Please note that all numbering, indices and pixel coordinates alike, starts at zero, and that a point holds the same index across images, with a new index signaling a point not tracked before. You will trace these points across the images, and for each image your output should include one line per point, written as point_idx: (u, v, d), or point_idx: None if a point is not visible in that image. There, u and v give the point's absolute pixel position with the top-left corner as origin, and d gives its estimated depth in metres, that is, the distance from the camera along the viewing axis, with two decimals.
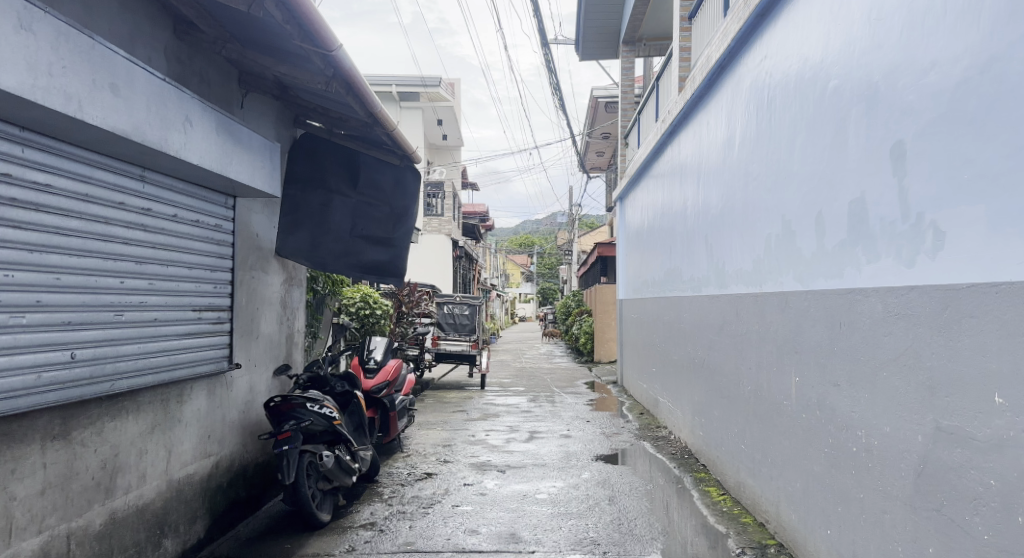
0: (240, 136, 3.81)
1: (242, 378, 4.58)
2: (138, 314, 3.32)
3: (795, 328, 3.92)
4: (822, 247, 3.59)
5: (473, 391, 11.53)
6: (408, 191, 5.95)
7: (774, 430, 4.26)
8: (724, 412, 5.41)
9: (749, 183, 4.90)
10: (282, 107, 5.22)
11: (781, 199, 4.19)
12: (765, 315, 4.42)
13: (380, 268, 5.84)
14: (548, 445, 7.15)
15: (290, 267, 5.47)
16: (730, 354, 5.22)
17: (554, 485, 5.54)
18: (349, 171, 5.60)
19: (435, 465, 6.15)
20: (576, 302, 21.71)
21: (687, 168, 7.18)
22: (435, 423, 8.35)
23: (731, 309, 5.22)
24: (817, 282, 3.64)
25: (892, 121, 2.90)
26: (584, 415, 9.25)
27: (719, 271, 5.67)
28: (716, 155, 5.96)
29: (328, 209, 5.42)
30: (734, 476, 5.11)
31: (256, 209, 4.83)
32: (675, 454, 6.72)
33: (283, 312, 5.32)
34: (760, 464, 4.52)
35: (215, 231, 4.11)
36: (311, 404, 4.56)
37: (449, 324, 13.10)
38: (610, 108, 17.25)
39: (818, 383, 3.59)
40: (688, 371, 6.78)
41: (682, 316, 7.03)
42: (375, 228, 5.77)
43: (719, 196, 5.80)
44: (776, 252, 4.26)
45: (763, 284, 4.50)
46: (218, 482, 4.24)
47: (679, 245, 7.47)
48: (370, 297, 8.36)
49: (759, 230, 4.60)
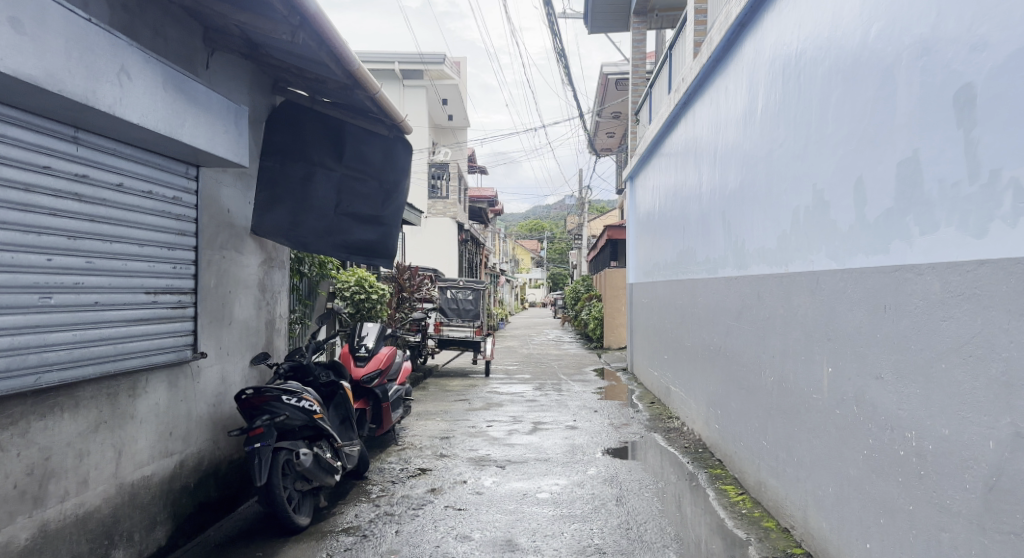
0: (195, 95, 3.37)
1: (211, 368, 4.18)
2: (71, 297, 2.95)
3: (828, 313, 3.43)
4: (862, 218, 3.08)
5: (477, 378, 11.12)
6: (400, 164, 5.43)
7: (801, 428, 3.79)
8: (743, 404, 4.95)
9: (773, 151, 4.38)
10: (258, 71, 4.77)
11: (812, 166, 3.68)
12: (792, 298, 3.93)
13: (368, 249, 5.38)
14: (551, 437, 6.71)
15: (270, 248, 5.03)
16: (750, 341, 4.74)
17: (557, 483, 5.11)
18: (334, 144, 5.15)
19: (430, 461, 5.73)
20: (586, 287, 21.19)
21: (702, 142, 6.63)
22: (435, 413, 7.95)
23: (752, 292, 4.73)
24: (856, 258, 3.14)
25: (960, 59, 2.37)
26: (592, 404, 8.80)
27: (739, 250, 5.16)
28: (735, 124, 5.44)
29: (310, 183, 4.99)
30: (754, 475, 4.65)
31: (227, 182, 4.40)
32: (688, 448, 6.26)
33: (261, 296, 4.90)
34: (784, 462, 4.06)
35: (173, 204, 3.69)
36: (289, 397, 4.14)
37: (451, 309, 12.67)
38: (620, 85, 16.67)
39: (856, 378, 3.11)
40: (702, 358, 6.30)
41: (697, 299, 6.55)
42: (363, 206, 5.31)
43: (738, 168, 5.29)
44: (805, 226, 3.77)
45: (790, 263, 4.00)
46: (183, 483, 3.85)
47: (694, 224, 6.94)
48: (366, 280, 7.89)
49: (785, 204, 4.10)
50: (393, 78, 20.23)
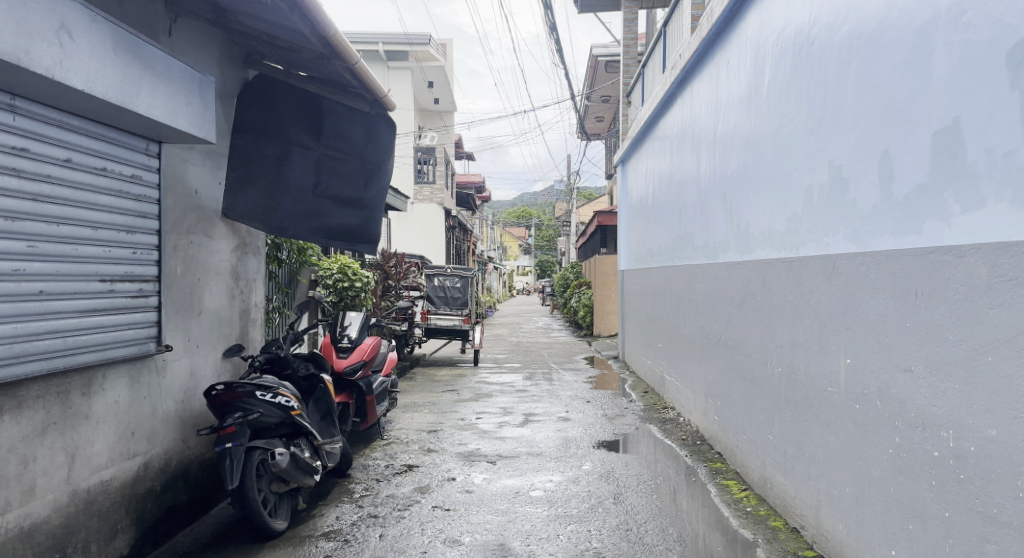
0: (153, 62, 3.03)
1: (178, 362, 3.86)
2: (11, 285, 2.62)
3: (846, 300, 3.18)
4: (889, 195, 2.83)
5: (465, 368, 10.84)
6: (383, 143, 5.10)
7: (813, 422, 3.56)
8: (746, 395, 4.72)
9: (780, 127, 4.12)
10: (227, 42, 4.41)
11: (827, 142, 3.42)
12: (803, 284, 3.69)
13: (350, 234, 5.03)
14: (544, 430, 6.45)
15: (243, 233, 4.71)
16: (755, 330, 4.50)
17: (551, 479, 4.85)
18: (312, 120, 4.82)
19: (417, 456, 5.45)
20: (576, 275, 20.94)
21: (700, 122, 6.35)
22: (422, 405, 7.66)
23: (756, 277, 4.49)
24: (880, 238, 2.89)
25: (1013, 14, 2.11)
26: (584, 394, 8.55)
27: (742, 234, 4.91)
28: (737, 101, 5.17)
29: (286, 163, 4.66)
30: (759, 470, 4.43)
31: (194, 160, 4.05)
32: (685, 440, 6.02)
33: (234, 284, 4.58)
34: (793, 458, 3.83)
35: (133, 183, 3.34)
36: (263, 393, 3.85)
37: (439, 297, 12.36)
38: (610, 67, 16.32)
39: (880, 371, 2.86)
40: (700, 347, 6.06)
41: (694, 286, 6.31)
42: (343, 188, 4.97)
43: (740, 148, 5.02)
44: (819, 207, 3.52)
45: (801, 247, 3.76)
46: (148, 487, 3.54)
47: (691, 209, 6.68)
48: (350, 267, 7.54)
49: (796, 184, 3.84)
50: (377, 59, 19.75)
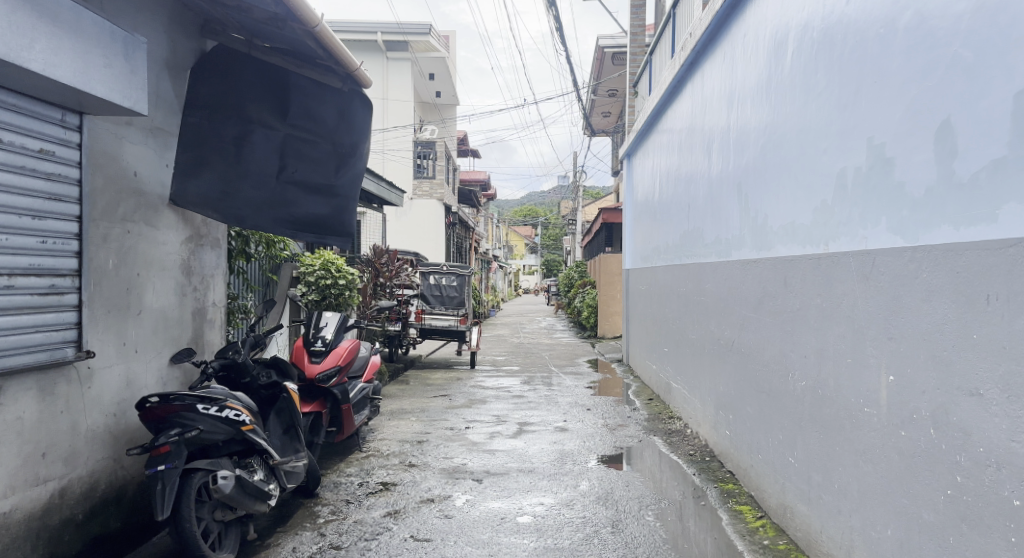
0: (50, 10, 2.55)
1: (109, 370, 3.36)
2: None
3: (890, 304, 2.63)
4: (949, 175, 2.28)
5: (461, 371, 10.30)
6: (357, 122, 4.65)
7: (846, 449, 3.01)
8: (762, 409, 4.18)
9: (806, 102, 3.57)
10: (176, 6, 3.91)
11: (866, 116, 2.87)
12: (833, 285, 3.14)
13: (320, 224, 4.53)
14: (538, 442, 5.92)
15: (197, 222, 4.21)
16: (773, 338, 3.95)
17: (541, 502, 4.33)
18: (276, 96, 4.30)
19: (395, 472, 4.92)
20: (580, 274, 20.38)
21: (712, 107, 5.79)
22: (410, 412, 7.13)
23: (775, 277, 3.95)
24: (937, 229, 2.35)
25: None
26: (584, 401, 8.01)
27: (759, 229, 4.37)
28: (754, 79, 4.62)
29: (244, 144, 4.15)
30: (777, 495, 3.88)
31: (132, 138, 3.56)
32: (693, 456, 5.47)
33: (185, 280, 4.08)
34: (819, 487, 3.29)
35: (39, 158, 2.87)
36: (205, 406, 3.34)
37: (434, 296, 11.74)
38: (617, 59, 15.78)
39: (934, 392, 2.32)
40: (710, 354, 5.51)
41: (704, 286, 5.76)
42: (312, 173, 4.48)
43: (758, 131, 4.47)
44: (855, 194, 2.97)
45: (832, 240, 3.21)
46: (67, 516, 3.04)
47: (701, 203, 6.12)
48: (333, 264, 7.01)
49: (825, 168, 3.29)
50: (376, 49, 19.38)
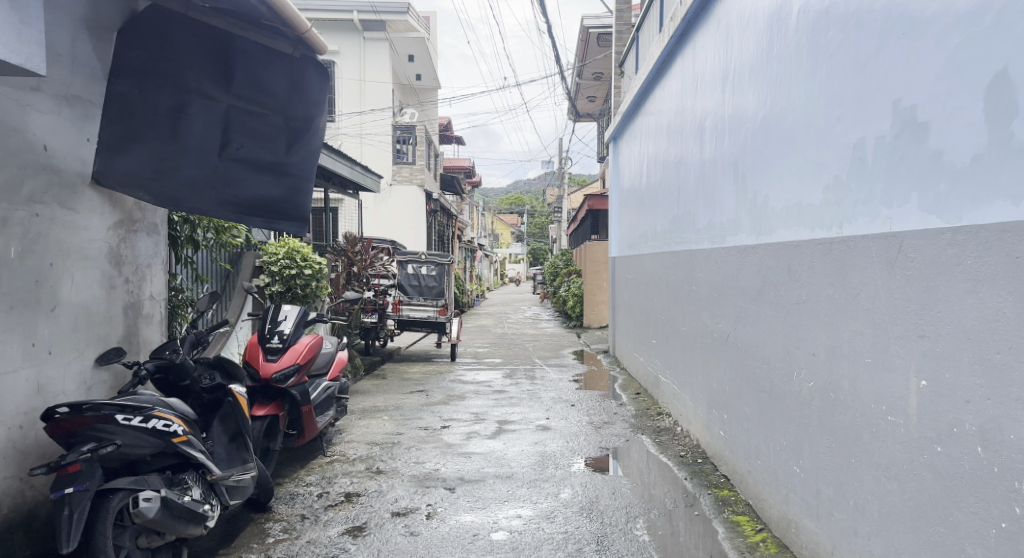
0: None
1: (13, 376, 2.88)
2: None
3: (922, 297, 2.24)
4: (1004, 141, 1.88)
5: (440, 364, 9.86)
6: (312, 94, 4.19)
7: (863, 462, 2.62)
8: (761, 410, 3.79)
9: (814, 66, 3.16)
10: None
11: (890, 75, 2.46)
12: (848, 273, 2.74)
13: (270, 208, 4.04)
14: (518, 443, 5.51)
15: (128, 206, 3.72)
16: (775, 333, 3.56)
17: (519, 515, 3.92)
18: (219, 62, 3.80)
19: (360, 481, 4.48)
20: (565, 262, 19.97)
21: (704, 81, 5.36)
22: (382, 410, 6.70)
23: (777, 264, 3.55)
24: (987, 206, 1.96)
25: None
26: (568, 396, 7.62)
27: (758, 212, 3.96)
28: (750, 47, 4.20)
29: (182, 116, 3.68)
30: (779, 507, 3.50)
31: (41, 107, 3.07)
32: (683, 458, 5.08)
33: (114, 271, 3.61)
34: (831, 503, 2.90)
35: None
36: (127, 416, 2.88)
37: (413, 286, 11.23)
38: (603, 41, 15.31)
39: (985, 405, 1.93)
40: (703, 347, 5.11)
41: (696, 275, 5.37)
42: (261, 150, 4.01)
43: (756, 104, 4.05)
44: (876, 167, 2.56)
45: (846, 223, 2.80)
46: None
47: (692, 186, 5.71)
48: (298, 252, 6.51)
49: (838, 139, 2.87)
50: (353, 29, 18.75)
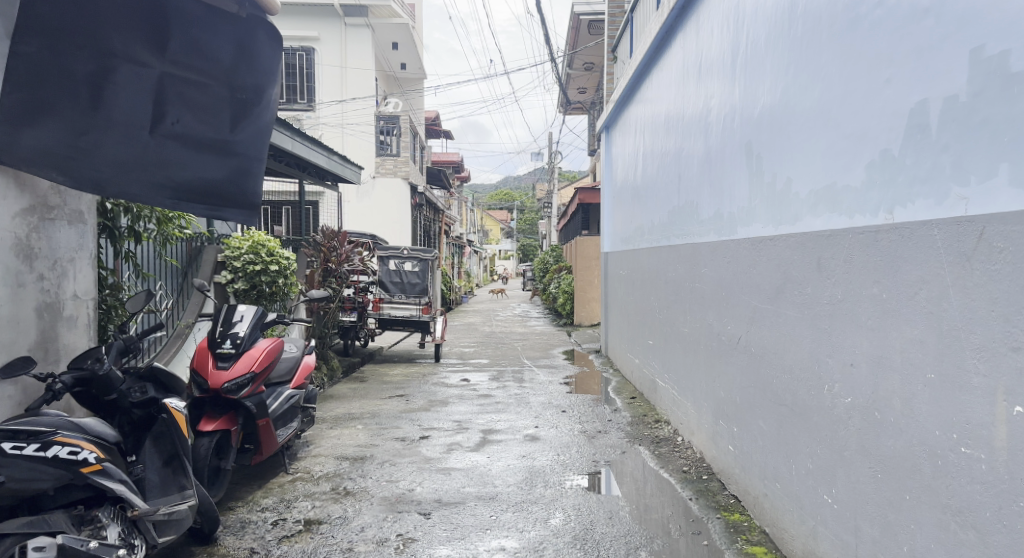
0: None
1: None
2: None
3: (1015, 298, 1.76)
4: None
5: (423, 365, 9.31)
6: (261, 62, 3.79)
7: (923, 501, 2.12)
8: (782, 425, 3.29)
9: (853, 20, 2.65)
10: None
11: (964, 19, 1.96)
12: (901, 267, 2.25)
13: (213, 192, 3.55)
14: (503, 457, 4.99)
15: (41, 190, 3.17)
16: (801, 337, 3.05)
17: (504, 547, 3.41)
18: (151, 22, 3.25)
19: (322, 505, 3.95)
20: (554, 258, 19.47)
21: (708, 58, 4.85)
22: (356, 419, 6.14)
23: (802, 258, 3.07)
24: None
25: None
26: (558, 400, 7.12)
27: (777, 197, 3.46)
28: (767, 10, 3.68)
29: (104, 83, 3.10)
30: (805, 540, 3.00)
31: None
32: (686, 473, 4.58)
33: (22, 266, 3.05)
34: (875, 545, 2.40)
35: None
36: (18, 445, 2.36)
37: (394, 283, 10.65)
38: (593, 28, 14.83)
39: None
40: (707, 350, 4.63)
41: (699, 269, 4.87)
42: (201, 126, 3.51)
43: (774, 74, 3.54)
44: (943, 136, 2.06)
45: (898, 206, 2.31)
46: None
47: (695, 173, 5.20)
48: (264, 246, 5.93)
49: (887, 105, 2.37)
50: (334, 14, 18.13)
